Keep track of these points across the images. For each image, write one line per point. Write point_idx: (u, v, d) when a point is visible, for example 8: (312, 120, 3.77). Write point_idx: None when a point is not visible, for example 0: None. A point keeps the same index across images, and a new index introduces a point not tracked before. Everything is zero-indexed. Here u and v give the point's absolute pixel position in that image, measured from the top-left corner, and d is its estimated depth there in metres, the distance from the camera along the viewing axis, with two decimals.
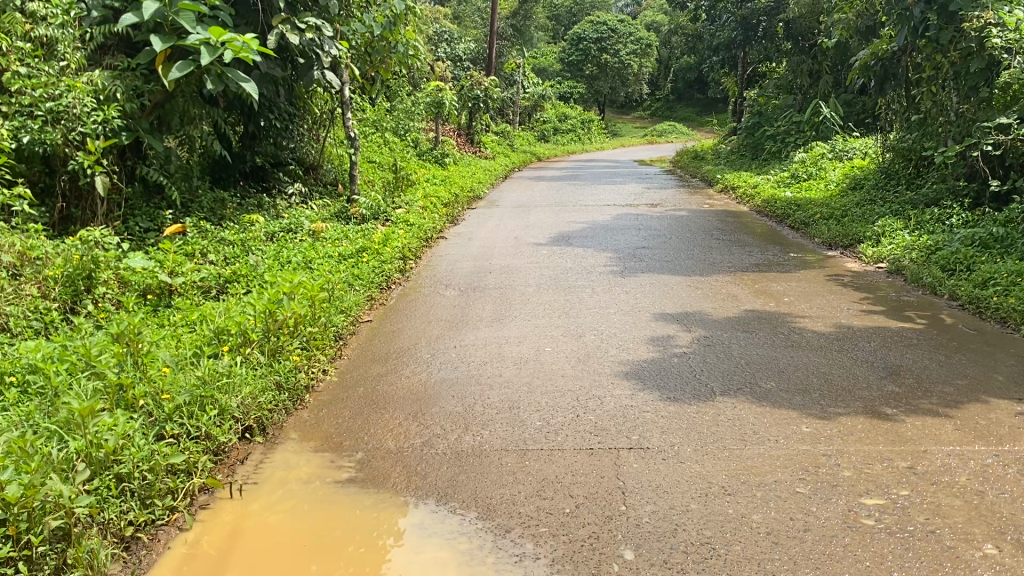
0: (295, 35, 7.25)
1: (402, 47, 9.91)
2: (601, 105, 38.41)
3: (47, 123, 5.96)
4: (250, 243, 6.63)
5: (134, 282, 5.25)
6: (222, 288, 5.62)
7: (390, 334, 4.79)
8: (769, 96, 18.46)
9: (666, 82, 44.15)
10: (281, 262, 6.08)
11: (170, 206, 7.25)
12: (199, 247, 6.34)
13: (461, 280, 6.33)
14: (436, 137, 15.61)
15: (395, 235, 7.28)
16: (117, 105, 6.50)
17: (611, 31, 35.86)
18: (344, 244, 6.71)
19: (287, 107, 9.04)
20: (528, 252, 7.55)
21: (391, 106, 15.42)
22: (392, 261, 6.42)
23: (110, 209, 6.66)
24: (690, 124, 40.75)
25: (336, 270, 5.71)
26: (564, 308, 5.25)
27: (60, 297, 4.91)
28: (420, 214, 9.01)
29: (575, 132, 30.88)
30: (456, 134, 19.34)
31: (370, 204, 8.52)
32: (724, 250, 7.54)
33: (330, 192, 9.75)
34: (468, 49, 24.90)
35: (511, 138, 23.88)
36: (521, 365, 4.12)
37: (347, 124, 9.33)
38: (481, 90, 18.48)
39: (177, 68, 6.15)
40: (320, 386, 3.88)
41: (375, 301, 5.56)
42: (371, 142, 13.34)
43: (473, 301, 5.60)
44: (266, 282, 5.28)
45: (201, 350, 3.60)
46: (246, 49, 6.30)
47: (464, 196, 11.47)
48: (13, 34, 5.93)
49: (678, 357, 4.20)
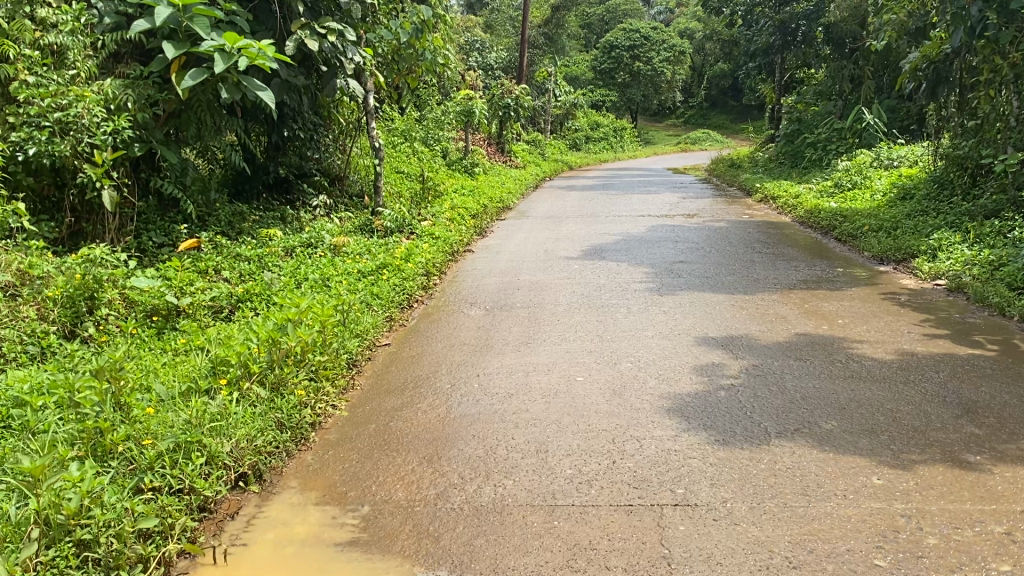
0: (315, 40, 6.95)
1: (429, 55, 9.58)
2: (634, 113, 37.92)
3: (55, 134, 5.72)
4: (267, 259, 6.32)
5: (142, 301, 4.94)
6: (234, 307, 5.28)
7: (408, 360, 4.44)
8: (808, 102, 17.95)
9: (700, 89, 43.51)
10: (298, 280, 5.75)
11: (186, 220, 6.99)
12: (212, 265, 6.04)
13: (487, 298, 5.97)
14: (465, 146, 15.30)
15: (419, 250, 6.95)
16: (129, 115, 6.23)
17: (643, 38, 35.35)
18: (365, 259, 6.37)
19: (311, 116, 8.75)
20: (560, 267, 7.18)
21: (420, 115, 15.15)
22: (414, 278, 6.08)
23: (121, 223, 6.43)
24: (725, 131, 40.13)
25: (354, 289, 5.37)
26: (597, 331, 4.85)
27: (59, 320, 4.61)
28: (446, 227, 8.66)
29: (607, 141, 30.47)
30: (487, 144, 19.04)
31: (394, 216, 8.20)
32: (767, 264, 7.09)
33: (356, 204, 9.42)
34: (499, 58, 24.66)
35: (543, 147, 23.53)
36: (549, 398, 3.73)
37: (371, 133, 8.98)
38: (512, 98, 18.16)
39: (190, 76, 5.87)
40: (327, 421, 3.53)
41: (395, 322, 5.22)
42: (398, 151, 13.06)
43: (500, 322, 5.23)
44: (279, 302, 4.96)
45: (196, 384, 3.27)
46: (262, 56, 5.99)
47: (493, 207, 11.12)
48: (20, 42, 5.77)
49: (725, 391, 3.78)
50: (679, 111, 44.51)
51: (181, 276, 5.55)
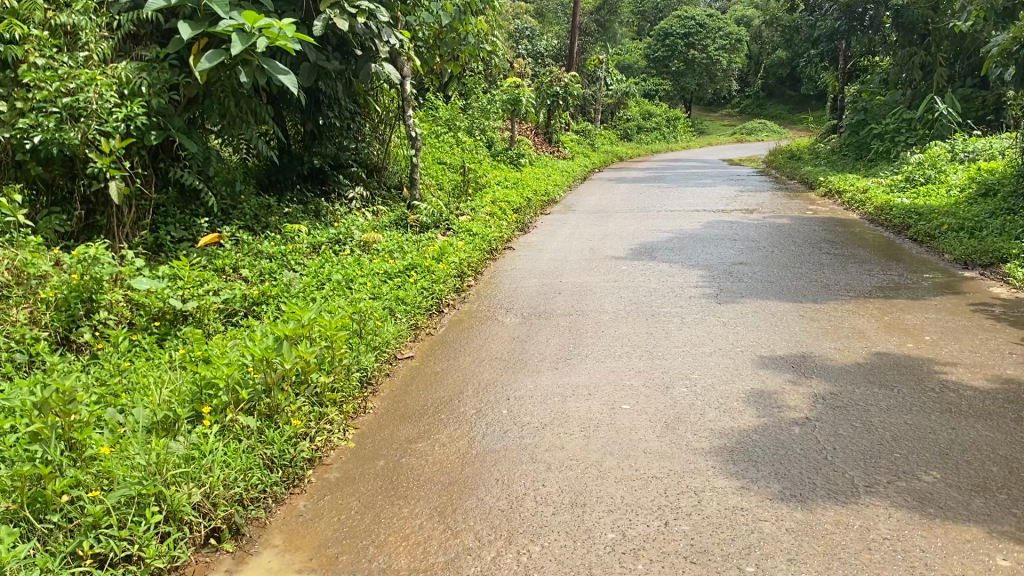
0: (344, 20, 6.45)
1: (473, 39, 9.04)
2: (687, 103, 36.95)
3: (64, 120, 5.32)
4: (290, 256, 5.87)
5: (149, 305, 4.50)
6: (249, 311, 4.84)
7: (432, 378, 3.92)
8: (874, 91, 17.03)
9: (757, 79, 42.26)
10: (320, 281, 5.28)
11: (208, 213, 6.58)
12: (230, 262, 5.61)
13: (524, 302, 5.43)
14: (512, 137, 14.77)
15: (454, 248, 6.44)
16: (143, 100, 5.80)
17: (698, 26, 34.28)
18: (394, 259, 5.88)
19: (348, 104, 8.31)
20: (607, 267, 6.60)
21: (466, 104, 14.67)
22: (446, 280, 5.56)
23: (139, 216, 6.05)
24: (782, 122, 38.91)
25: (379, 296, 4.88)
26: (647, 347, 4.28)
27: (52, 324, 4.21)
28: (486, 222, 8.15)
29: (659, 131, 29.66)
30: (534, 134, 18.50)
31: (430, 210, 7.72)
32: (837, 268, 6.43)
33: (395, 197, 8.94)
34: (549, 46, 24.07)
35: (593, 137, 22.88)
36: (590, 431, 3.17)
37: (408, 122, 8.43)
38: (560, 86, 17.54)
39: (206, 58, 5.44)
40: (329, 456, 3.03)
41: (420, 331, 4.73)
42: (441, 141, 12.59)
43: (537, 332, 4.68)
44: (294, 308, 4.49)
45: (172, 413, 2.80)
46: (283, 36, 5.53)
47: (537, 201, 10.57)
48: (30, 22, 5.40)
49: (799, 428, 3.19)
50: (734, 101, 43.32)
51: (192, 274, 5.11)
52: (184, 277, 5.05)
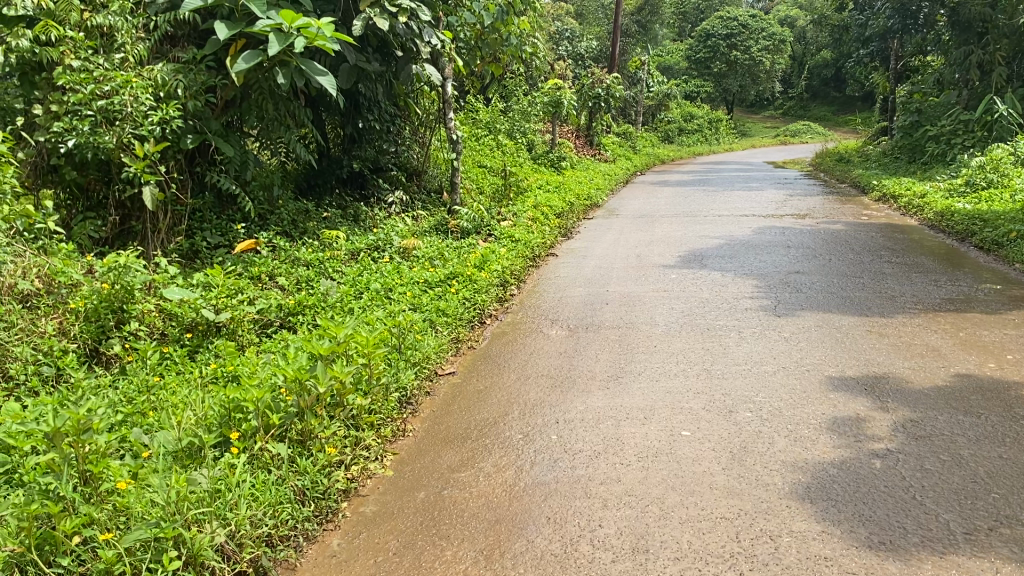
0: (385, 20, 6.25)
1: (515, 39, 8.81)
2: (730, 104, 36.39)
3: (99, 124, 5.21)
4: (328, 264, 5.68)
5: (181, 315, 4.31)
6: (285, 322, 4.65)
7: (475, 397, 3.67)
8: (927, 91, 16.49)
9: (801, 80, 41.51)
10: (358, 290, 5.08)
11: (245, 218, 6.41)
12: (266, 270, 5.43)
13: (570, 313, 5.17)
14: (553, 139, 14.51)
15: (495, 255, 6.21)
16: (179, 103, 5.63)
17: (741, 26, 33.70)
18: (434, 267, 5.66)
19: (388, 107, 8.13)
20: (655, 276, 6.32)
21: (507, 106, 14.46)
22: (488, 290, 5.32)
23: (174, 222, 5.92)
24: (827, 123, 38.14)
25: (418, 308, 4.65)
26: (705, 366, 4.00)
27: (81, 336, 4.05)
28: (528, 227, 7.91)
29: (701, 133, 29.19)
30: (575, 136, 18.22)
31: (471, 215, 7.50)
32: (900, 278, 6.09)
33: (435, 201, 8.72)
34: (590, 47, 23.80)
35: (634, 139, 22.53)
36: (649, 462, 2.91)
37: (449, 124, 8.20)
38: (602, 88, 17.24)
39: (243, 59, 5.27)
40: (365, 485, 2.81)
41: (462, 343, 4.50)
42: (481, 144, 12.38)
43: (585, 346, 4.43)
44: (330, 320, 4.29)
45: (198, 439, 2.62)
46: (321, 35, 5.33)
47: (580, 205, 10.31)
48: (66, 23, 5.29)
49: (880, 462, 2.89)
50: (777, 102, 42.61)
51: (227, 283, 4.94)
52: (217, 287, 4.87)
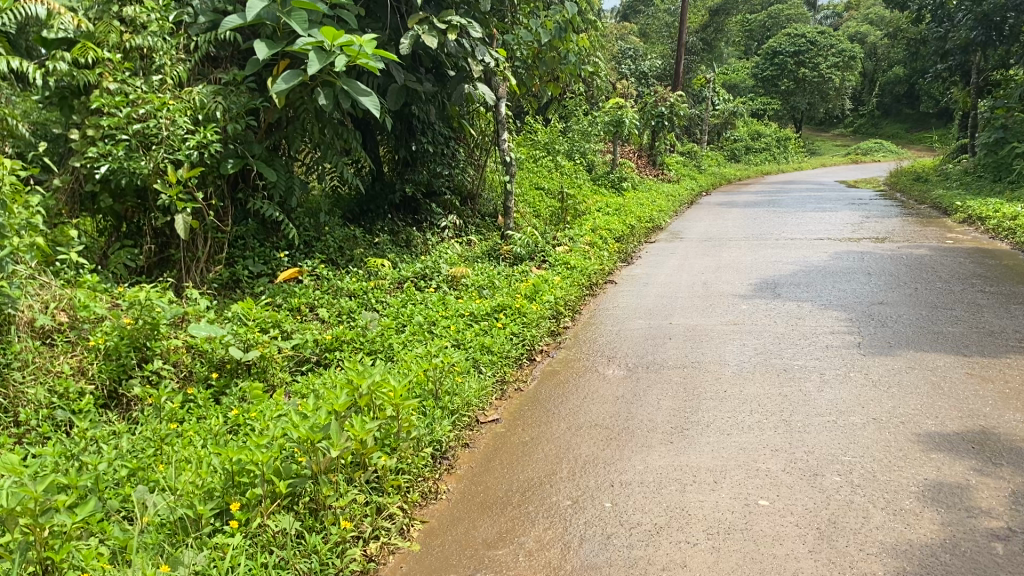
0: (433, 36, 5.94)
1: (573, 57, 8.43)
2: (797, 122, 35.47)
3: (135, 149, 5.00)
4: (372, 293, 5.35)
5: (210, 352, 4.02)
6: (320, 359, 4.33)
7: (519, 450, 3.27)
8: (1013, 106, 15.60)
9: (872, 97, 40.27)
10: (400, 323, 4.75)
11: (290, 246, 6.14)
12: (305, 300, 5.13)
13: (629, 350, 4.74)
14: (614, 160, 14.10)
15: (549, 284, 5.81)
16: (218, 126, 5.36)
17: (809, 43, 32.80)
18: (484, 298, 5.29)
19: (442, 128, 7.84)
20: (723, 306, 5.84)
21: (566, 127, 14.12)
22: (540, 323, 4.92)
23: (215, 250, 5.62)
24: (900, 141, 36.87)
25: (461, 346, 4.27)
26: (782, 418, 3.53)
27: (99, 377, 3.77)
28: (585, 252, 7.49)
29: (768, 152, 28.41)
30: (637, 157, 17.77)
31: (524, 239, 7.11)
32: (1000, 311, 5.48)
33: (489, 225, 8.37)
34: (653, 65, 23.38)
35: (698, 159, 21.97)
36: (719, 540, 2.47)
37: (503, 145, 7.83)
38: (666, 107, 16.78)
39: (283, 79, 4.99)
40: (385, 565, 2.43)
41: (509, 385, 4.10)
42: (540, 166, 12.04)
43: (645, 390, 3.98)
44: (365, 361, 3.95)
45: (193, 511, 2.29)
46: (365, 53, 5.03)
47: (641, 228, 9.85)
48: (104, 45, 5.13)
49: (1002, 546, 2.40)
50: (847, 120, 41.43)
51: (261, 315, 4.65)
52: (249, 321, 4.56)
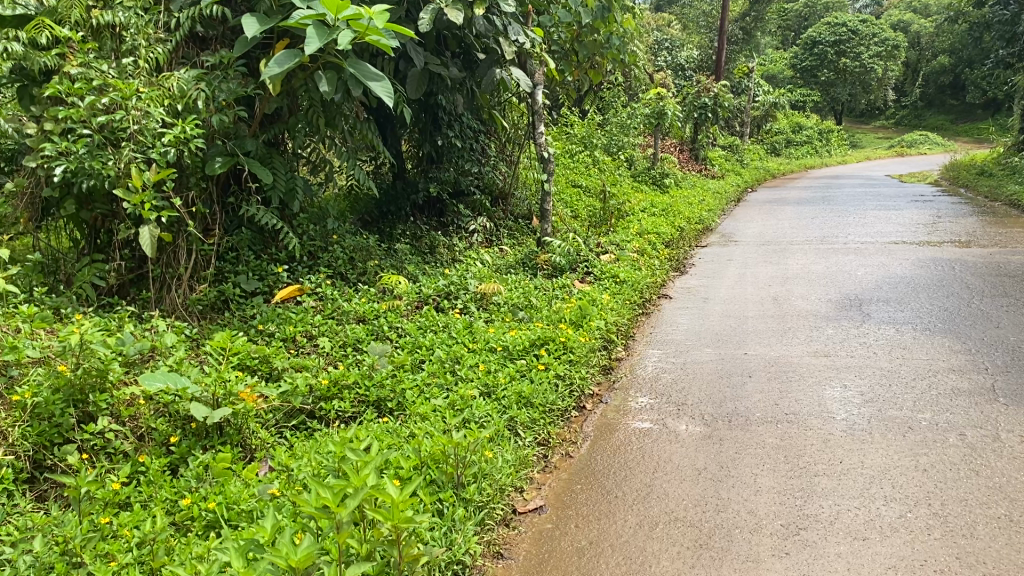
0: (458, 10, 5.04)
1: (618, 40, 7.45)
2: (839, 114, 34.17)
3: (101, 147, 4.13)
4: (385, 318, 4.46)
5: (174, 406, 3.18)
6: (314, 411, 3.45)
7: (573, 565, 2.35)
8: None
9: (915, 87, 38.74)
10: (416, 360, 3.85)
11: (292, 258, 5.26)
12: (304, 328, 4.25)
13: (700, 394, 3.79)
14: (655, 155, 13.12)
15: (596, 306, 4.88)
16: (201, 119, 4.47)
17: (851, 32, 31.35)
18: (521, 326, 4.37)
19: (471, 121, 6.91)
20: (805, 333, 4.87)
21: (604, 120, 13.20)
22: (589, 359, 3.99)
23: (200, 263, 4.74)
24: (947, 133, 35.38)
25: (492, 396, 3.35)
26: (932, 512, 2.57)
27: (21, 443, 2.90)
28: (634, 262, 6.54)
29: (810, 145, 27.23)
30: (677, 151, 16.76)
31: (564, 247, 6.19)
32: None
33: (523, 229, 7.48)
34: (691, 57, 22.30)
35: (740, 152, 20.90)
36: None
37: (540, 139, 6.90)
38: (709, 97, 15.77)
39: (275, 61, 4.06)
40: None
41: (553, 448, 3.18)
42: (576, 163, 11.14)
43: (731, 459, 3.04)
44: (366, 429, 3.06)
45: None
46: (375, 29, 4.06)
47: (691, 231, 8.89)
48: (65, 22, 4.27)
49: None
50: (889, 111, 39.91)
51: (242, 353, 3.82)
52: (227, 362, 3.66)
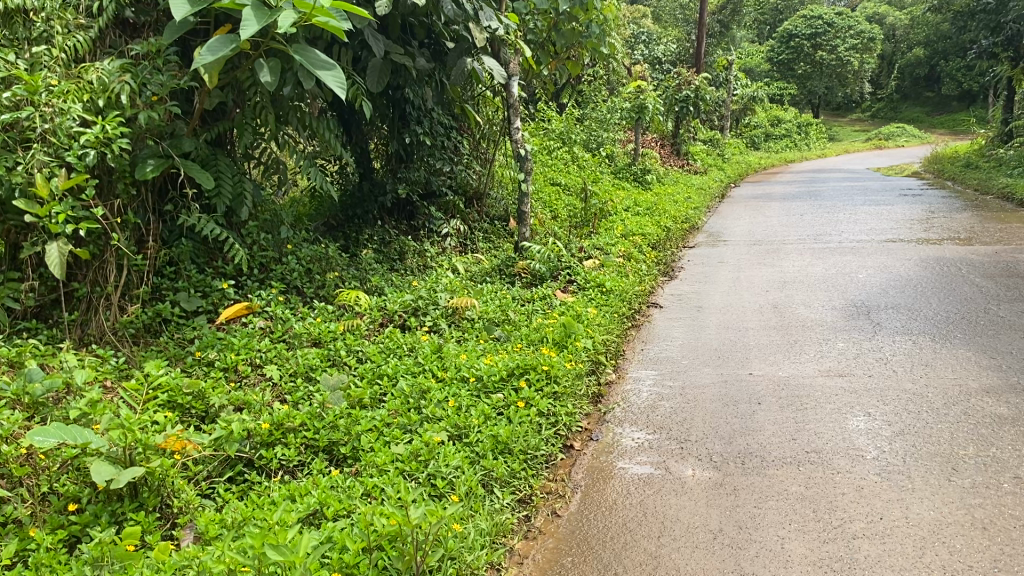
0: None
1: (598, 28, 6.90)
2: (816, 108, 33.94)
3: (6, 150, 3.54)
4: (343, 340, 3.92)
5: (80, 463, 2.63)
6: (252, 462, 2.91)
7: None
8: None
9: (891, 79, 38.58)
10: (375, 394, 3.32)
11: (241, 271, 4.70)
12: (249, 356, 3.71)
13: (705, 428, 3.29)
14: (636, 150, 12.64)
15: (582, 322, 4.37)
16: (127, 115, 3.89)
17: (827, 25, 31.08)
18: (496, 348, 3.85)
19: (442, 116, 6.35)
20: (813, 348, 4.40)
21: (583, 114, 12.74)
22: (576, 388, 3.48)
23: (132, 280, 4.16)
24: (924, 125, 35.23)
25: (463, 442, 2.84)
26: None
27: None
28: (621, 267, 6.05)
29: (789, 138, 26.93)
30: (658, 147, 16.31)
31: (545, 252, 5.68)
32: None
33: (500, 232, 6.96)
34: (667, 51, 21.86)
35: (721, 147, 20.50)
36: None
37: (516, 135, 6.34)
38: (691, 90, 15.33)
39: (208, 48, 3.44)
40: None
41: (537, 505, 2.67)
42: (555, 161, 10.63)
43: (749, 517, 2.54)
44: (312, 491, 2.53)
45: None
46: (323, 8, 3.47)
47: (678, 230, 8.41)
48: None
49: None
50: (866, 103, 39.74)
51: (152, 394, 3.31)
52: (140, 411, 3.12)
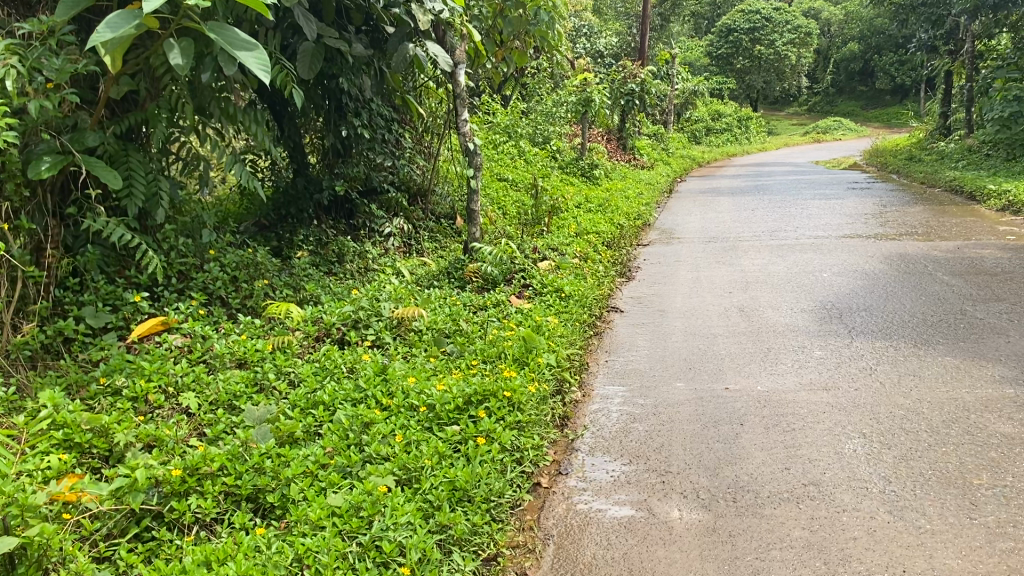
0: None
1: (547, 15, 6.50)
2: (755, 102, 34.13)
3: None
4: (274, 360, 3.46)
5: None
6: (160, 517, 2.43)
7: None
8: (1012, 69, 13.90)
9: (827, 74, 39.03)
10: (309, 427, 2.87)
11: (157, 280, 4.18)
12: (164, 381, 3.22)
13: (686, 456, 2.92)
14: (582, 144, 12.28)
15: (540, 334, 3.97)
16: (17, 103, 3.35)
17: (765, 19, 31.18)
18: (447, 368, 3.43)
19: (383, 108, 5.88)
20: (789, 357, 4.07)
21: (527, 108, 12.31)
22: (539, 416, 3.08)
23: (27, 292, 3.58)
24: (859, 118, 35.70)
25: (414, 490, 2.42)
26: None
27: None
28: (577, 269, 5.67)
29: (730, 132, 26.92)
30: (603, 140, 15.99)
31: (496, 254, 5.27)
32: None
33: (447, 231, 6.53)
34: (609, 43, 21.55)
35: (664, 141, 20.29)
36: None
37: (463, 128, 5.89)
38: (635, 83, 15.03)
39: (107, 23, 2.91)
40: None
41: (501, 566, 2.27)
42: (501, 156, 10.21)
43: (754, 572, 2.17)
44: (231, 557, 2.08)
45: None
46: None
47: (631, 228, 8.08)
48: None
49: None
50: (803, 97, 40.15)
51: (42, 432, 2.79)
52: (23, 455, 2.60)
